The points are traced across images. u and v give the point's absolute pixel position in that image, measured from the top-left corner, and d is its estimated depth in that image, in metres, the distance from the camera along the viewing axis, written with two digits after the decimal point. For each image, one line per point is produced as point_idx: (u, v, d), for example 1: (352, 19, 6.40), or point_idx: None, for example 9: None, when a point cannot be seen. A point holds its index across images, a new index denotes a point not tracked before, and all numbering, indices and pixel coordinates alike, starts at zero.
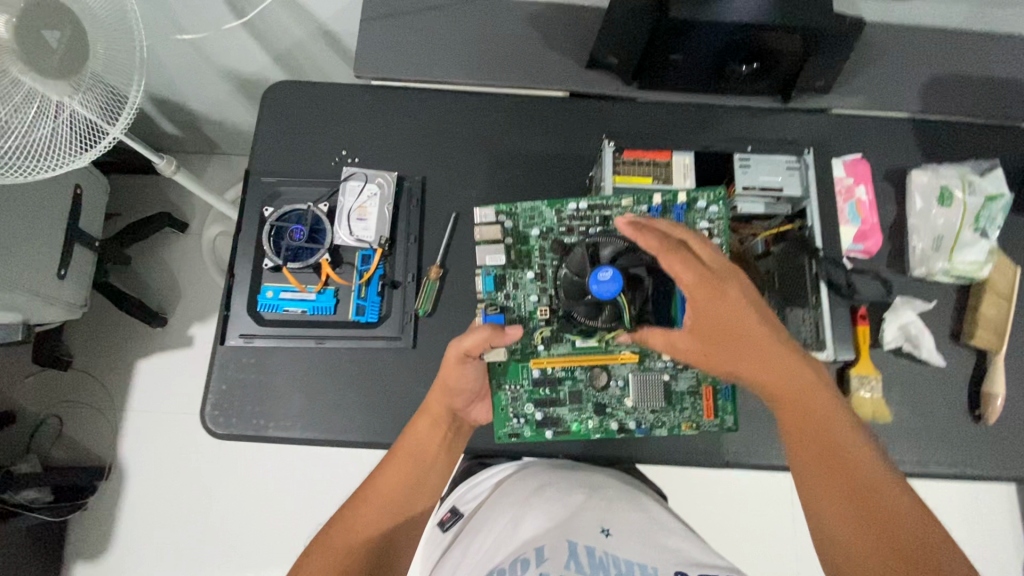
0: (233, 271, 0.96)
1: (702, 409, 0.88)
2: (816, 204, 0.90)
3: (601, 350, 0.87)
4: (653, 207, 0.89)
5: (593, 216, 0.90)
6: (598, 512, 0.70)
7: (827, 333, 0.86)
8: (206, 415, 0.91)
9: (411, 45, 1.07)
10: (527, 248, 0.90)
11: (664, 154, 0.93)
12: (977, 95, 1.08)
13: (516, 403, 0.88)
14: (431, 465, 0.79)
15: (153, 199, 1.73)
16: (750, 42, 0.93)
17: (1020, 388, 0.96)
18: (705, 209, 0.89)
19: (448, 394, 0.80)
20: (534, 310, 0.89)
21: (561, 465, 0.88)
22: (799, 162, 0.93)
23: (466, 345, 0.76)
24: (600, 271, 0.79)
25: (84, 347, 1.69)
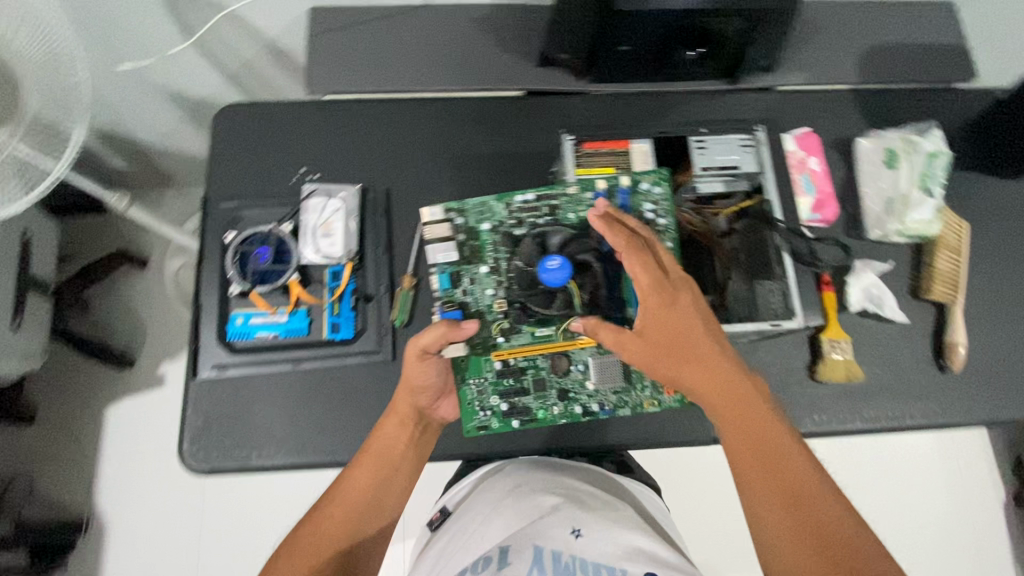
0: (199, 301, 0.93)
1: (663, 387, 0.90)
2: (773, 176, 0.98)
3: (560, 337, 0.88)
4: (598, 193, 0.92)
5: (541, 207, 0.90)
6: (573, 511, 0.73)
7: (795, 301, 0.91)
8: (185, 453, 0.88)
9: (361, 56, 1.07)
10: (479, 244, 0.90)
11: (623, 143, 0.99)
12: (911, 63, 1.12)
13: (481, 395, 0.88)
14: (398, 466, 0.79)
15: (108, 238, 1.67)
16: (693, 27, 0.95)
17: (979, 334, 1.01)
18: (649, 189, 0.92)
19: (413, 392, 0.79)
20: (491, 303, 0.88)
21: (541, 461, 0.90)
22: (753, 140, 1.00)
23: (425, 340, 0.76)
24: (547, 261, 0.82)
25: (50, 397, 1.62)
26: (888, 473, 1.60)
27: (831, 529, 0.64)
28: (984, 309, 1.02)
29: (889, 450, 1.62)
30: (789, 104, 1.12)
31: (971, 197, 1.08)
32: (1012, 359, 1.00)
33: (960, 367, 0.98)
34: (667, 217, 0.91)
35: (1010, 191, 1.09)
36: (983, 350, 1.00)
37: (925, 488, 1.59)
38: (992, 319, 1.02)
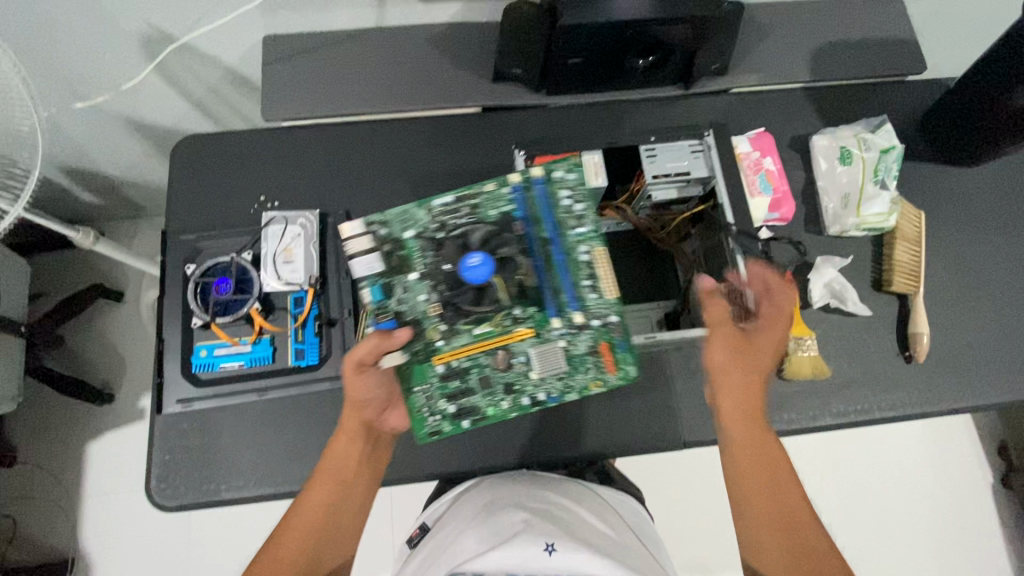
0: (162, 336, 0.93)
1: (605, 364, 0.82)
2: (724, 180, 0.94)
3: (498, 331, 0.82)
4: (513, 185, 0.88)
5: (461, 206, 0.86)
6: (544, 529, 0.74)
7: (754, 303, 0.88)
8: (152, 489, 0.88)
9: (316, 82, 1.07)
10: (405, 253, 0.85)
11: (573, 155, 0.97)
12: (862, 58, 1.14)
13: (429, 401, 0.82)
14: (352, 480, 0.81)
15: (80, 273, 1.66)
16: (640, 36, 0.96)
17: (941, 322, 1.02)
18: (564, 177, 0.88)
19: (358, 407, 0.81)
20: (425, 310, 0.83)
21: (510, 475, 0.93)
22: (701, 145, 0.97)
23: (358, 354, 0.77)
24: (468, 258, 0.78)
25: (29, 436, 1.60)
26: (876, 463, 1.60)
27: (809, 548, 0.70)
28: (945, 297, 1.03)
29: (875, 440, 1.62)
30: (743, 105, 1.13)
31: (926, 187, 1.09)
32: (976, 345, 1.01)
33: (924, 357, 0.99)
34: (586, 202, 0.87)
35: (965, 179, 1.10)
36: (947, 338, 1.01)
37: (912, 475, 1.60)
38: (952, 306, 1.03)
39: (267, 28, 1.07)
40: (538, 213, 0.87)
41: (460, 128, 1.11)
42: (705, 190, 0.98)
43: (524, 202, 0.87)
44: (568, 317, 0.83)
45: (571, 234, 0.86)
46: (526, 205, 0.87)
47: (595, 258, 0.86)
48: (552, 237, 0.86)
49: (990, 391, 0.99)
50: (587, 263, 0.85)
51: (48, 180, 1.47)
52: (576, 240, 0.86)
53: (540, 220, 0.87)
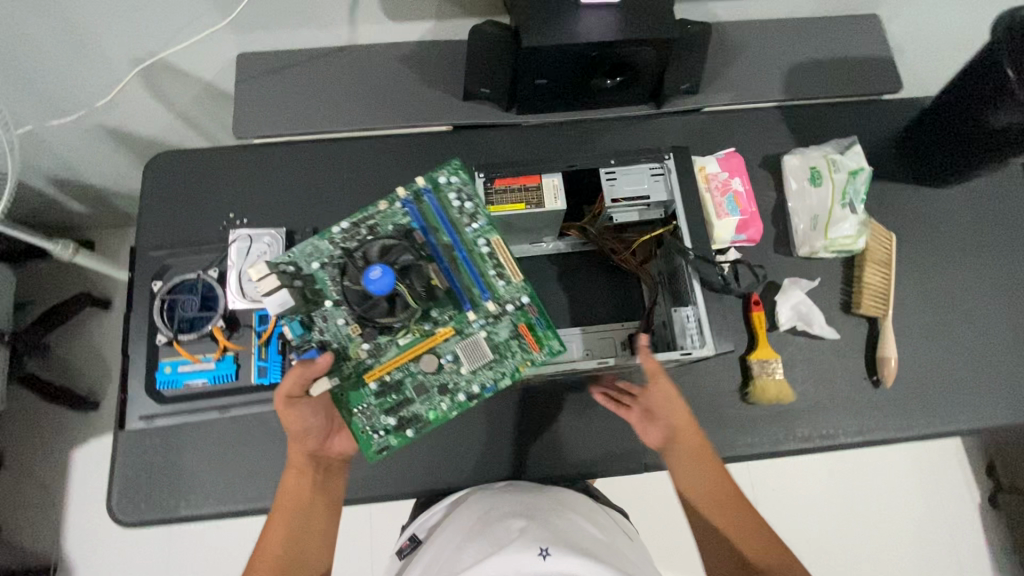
0: (128, 352, 0.94)
1: (528, 344, 0.82)
2: (683, 205, 0.92)
3: (419, 337, 0.81)
4: (405, 202, 0.85)
5: (359, 228, 0.84)
6: (537, 535, 0.72)
7: (708, 332, 0.86)
8: (112, 504, 0.89)
9: (288, 100, 1.08)
10: (315, 282, 0.82)
11: (534, 177, 0.94)
12: (838, 76, 1.12)
13: (370, 419, 0.81)
14: (309, 509, 0.82)
15: (67, 281, 1.67)
16: (605, 58, 0.95)
17: (909, 346, 1.01)
18: (449, 182, 0.87)
19: (297, 442, 0.83)
20: (347, 333, 0.81)
21: (501, 489, 0.91)
22: (663, 168, 0.95)
23: (284, 389, 0.77)
24: (369, 272, 0.73)
25: (13, 443, 1.61)
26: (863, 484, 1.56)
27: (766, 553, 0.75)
28: (915, 321, 1.02)
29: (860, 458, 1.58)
30: (715, 124, 1.12)
31: (899, 208, 1.08)
32: (945, 370, 1.00)
33: (891, 381, 0.98)
34: (475, 197, 0.86)
35: (939, 201, 1.09)
36: (915, 362, 1.00)
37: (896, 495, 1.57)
38: (922, 329, 1.02)
39: (240, 46, 1.07)
40: (435, 222, 0.85)
41: (431, 147, 1.12)
42: (665, 213, 0.97)
43: (418, 211, 0.85)
44: (483, 310, 0.81)
45: (469, 231, 0.85)
46: (420, 214, 0.84)
47: (495, 249, 0.84)
48: (453, 241, 0.84)
49: (959, 416, 0.98)
50: (490, 255, 0.84)
51: (34, 191, 1.48)
52: (475, 235, 0.85)
53: (439, 228, 0.85)
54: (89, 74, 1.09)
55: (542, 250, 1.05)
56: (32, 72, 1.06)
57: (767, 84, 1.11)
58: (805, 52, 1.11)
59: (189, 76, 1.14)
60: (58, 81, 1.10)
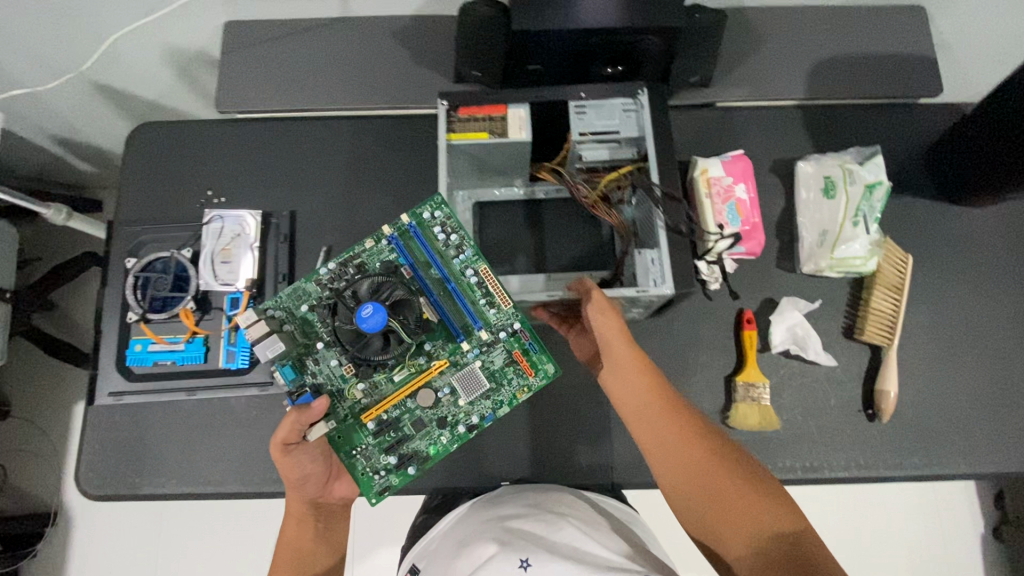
0: (101, 327, 0.94)
1: (523, 369, 0.80)
2: (652, 139, 0.84)
3: (415, 371, 0.79)
4: (390, 238, 0.81)
5: (346, 268, 0.81)
6: (516, 544, 0.68)
7: (668, 269, 0.79)
8: (80, 476, 0.90)
9: (273, 72, 1.03)
10: (305, 326, 0.80)
11: (500, 108, 0.87)
12: (871, 75, 1.01)
13: (370, 459, 0.79)
14: (309, 561, 0.78)
15: (70, 242, 1.69)
16: (605, 46, 0.88)
17: (913, 379, 0.94)
18: (433, 217, 0.82)
19: (295, 488, 0.78)
20: (342, 373, 0.79)
21: (489, 499, 0.86)
22: (636, 104, 0.87)
23: (281, 437, 0.73)
24: (361, 310, 0.72)
25: (20, 395, 1.67)
26: (890, 518, 1.41)
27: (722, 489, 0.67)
28: (923, 353, 0.95)
29: (889, 491, 1.42)
30: (726, 122, 1.03)
31: (921, 227, 0.99)
32: (951, 408, 0.93)
33: (890, 416, 0.91)
34: (462, 228, 0.82)
35: (966, 223, 1.00)
36: (917, 397, 0.93)
37: (932, 537, 1.40)
38: (929, 361, 0.94)
39: (227, 14, 1.01)
40: (422, 258, 0.82)
41: (419, 130, 1.06)
42: (637, 152, 0.89)
43: (404, 247, 0.81)
44: (476, 339, 0.80)
45: (457, 263, 0.82)
46: (408, 250, 0.81)
47: (484, 278, 0.81)
48: (442, 275, 0.81)
49: (959, 460, 0.91)
50: (479, 285, 0.81)
51: (40, 150, 1.49)
52: (462, 267, 0.82)
53: (428, 264, 0.82)
54: (77, 38, 1.06)
55: (512, 196, 0.99)
56: (21, 34, 1.04)
57: (788, 80, 1.00)
58: (836, 45, 1.00)
59: (179, 43, 1.09)
60: (49, 45, 1.07)
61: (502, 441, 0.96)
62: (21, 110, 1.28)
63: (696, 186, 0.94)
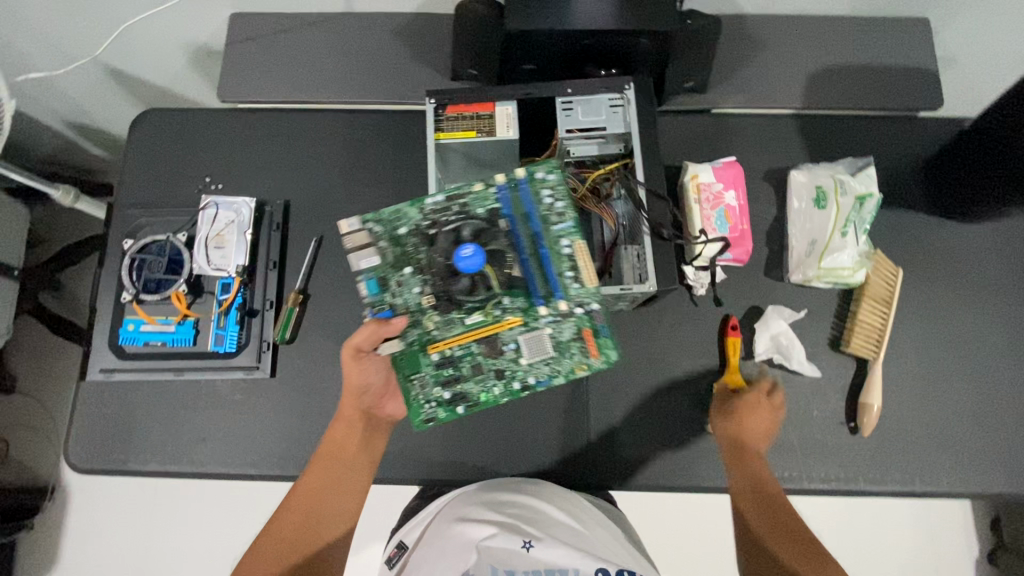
0: (96, 305, 0.97)
1: (588, 349, 0.80)
2: (638, 138, 0.84)
3: (489, 320, 0.79)
4: (499, 185, 0.78)
5: (451, 205, 0.78)
6: (515, 525, 0.72)
7: (650, 266, 0.80)
8: (69, 449, 0.93)
9: (275, 64, 1.05)
10: (399, 249, 0.77)
11: (488, 106, 0.88)
12: (869, 86, 1.00)
13: (424, 388, 0.81)
14: (352, 467, 0.81)
15: (80, 224, 1.72)
16: (598, 48, 0.88)
17: (898, 394, 0.92)
18: (547, 176, 0.78)
19: (357, 396, 0.81)
20: (420, 303, 0.78)
21: (489, 482, 0.86)
22: (622, 100, 0.86)
23: (356, 342, 0.75)
24: (460, 249, 0.72)
25: (26, 371, 1.71)
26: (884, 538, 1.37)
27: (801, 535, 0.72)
28: (910, 368, 0.93)
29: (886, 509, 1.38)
30: (721, 128, 1.03)
31: (915, 241, 0.98)
32: (935, 425, 0.91)
33: (872, 430, 0.90)
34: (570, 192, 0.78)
35: (961, 239, 0.98)
36: (902, 412, 0.92)
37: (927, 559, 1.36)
38: (916, 377, 0.93)
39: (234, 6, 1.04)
40: (523, 211, 0.78)
41: (415, 125, 1.06)
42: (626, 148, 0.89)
43: (510, 195, 0.78)
44: (555, 307, 0.78)
45: (557, 227, 0.78)
46: (513, 196, 0.77)
47: (578, 253, 0.78)
48: (536, 232, 0.78)
49: (943, 478, 0.89)
50: (570, 256, 0.78)
51: (55, 134, 1.53)
52: (559, 234, 0.79)
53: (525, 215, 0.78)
54: (90, 24, 1.09)
55: None
56: (37, 19, 1.07)
57: (785, 88, 1.00)
58: (834, 55, 1.00)
59: (188, 33, 1.12)
60: (64, 30, 1.10)
61: None
62: (37, 93, 1.32)
63: (686, 192, 0.94)
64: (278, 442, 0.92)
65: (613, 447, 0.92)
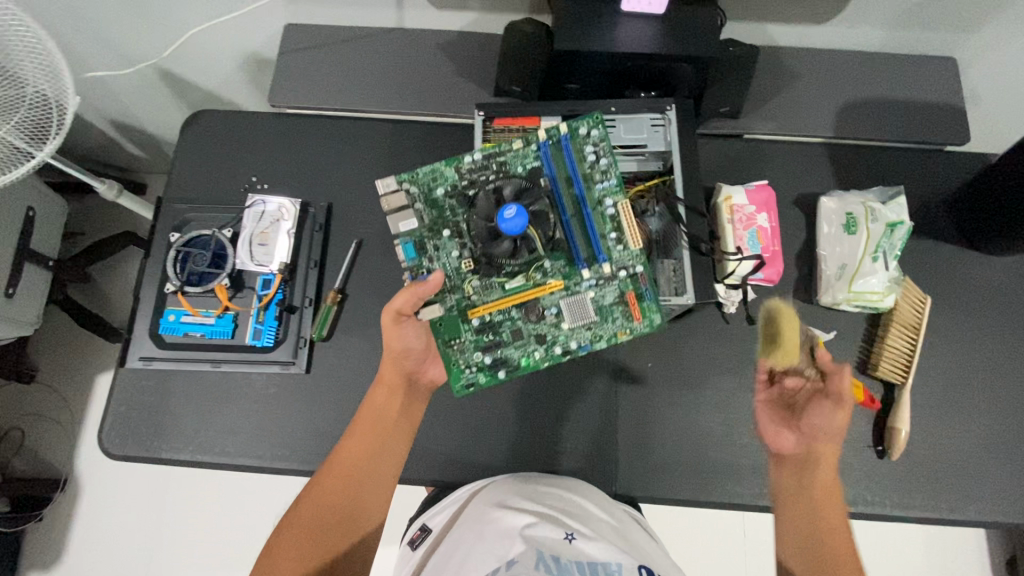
0: (139, 295, 0.99)
1: (631, 313, 0.83)
2: (679, 156, 0.88)
3: (529, 285, 0.83)
4: (540, 144, 0.84)
5: (490, 165, 0.84)
6: (554, 516, 0.77)
7: (688, 279, 0.84)
8: (104, 434, 0.94)
9: (325, 73, 1.09)
10: (438, 210, 0.84)
11: (533, 120, 0.93)
12: (900, 119, 1.03)
13: (465, 354, 0.85)
14: (392, 430, 0.83)
15: (112, 220, 1.76)
16: (641, 71, 0.92)
17: (926, 421, 0.93)
18: (588, 134, 0.84)
19: (397, 360, 0.83)
20: (459, 265, 0.84)
21: (523, 476, 0.89)
22: (663, 119, 0.90)
23: (396, 305, 0.79)
24: (503, 211, 0.75)
25: (48, 361, 1.72)
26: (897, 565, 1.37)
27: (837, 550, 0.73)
28: (939, 396, 0.94)
29: (897, 536, 1.39)
30: (754, 153, 1.06)
31: (942, 271, 1.00)
32: (962, 452, 0.92)
33: (900, 454, 0.91)
34: (608, 156, 0.83)
35: (989, 270, 1.00)
36: (930, 439, 0.93)
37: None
38: (944, 404, 0.94)
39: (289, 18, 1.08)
40: (564, 173, 0.84)
41: (456, 137, 1.10)
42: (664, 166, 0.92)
43: (550, 159, 0.84)
44: (597, 270, 0.82)
45: (596, 190, 0.84)
46: (552, 161, 0.83)
47: (621, 212, 0.83)
48: (579, 196, 0.83)
49: (970, 507, 0.90)
50: (613, 217, 0.83)
51: (98, 132, 1.58)
52: (601, 194, 0.84)
53: (564, 178, 0.84)
54: (151, 29, 1.14)
55: None
56: (100, 20, 1.11)
57: (817, 117, 1.03)
58: (866, 88, 1.03)
59: (241, 40, 1.17)
60: (124, 32, 1.15)
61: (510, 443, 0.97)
62: (88, 91, 1.37)
63: (719, 212, 0.96)
64: (310, 438, 0.94)
65: (640, 458, 0.93)
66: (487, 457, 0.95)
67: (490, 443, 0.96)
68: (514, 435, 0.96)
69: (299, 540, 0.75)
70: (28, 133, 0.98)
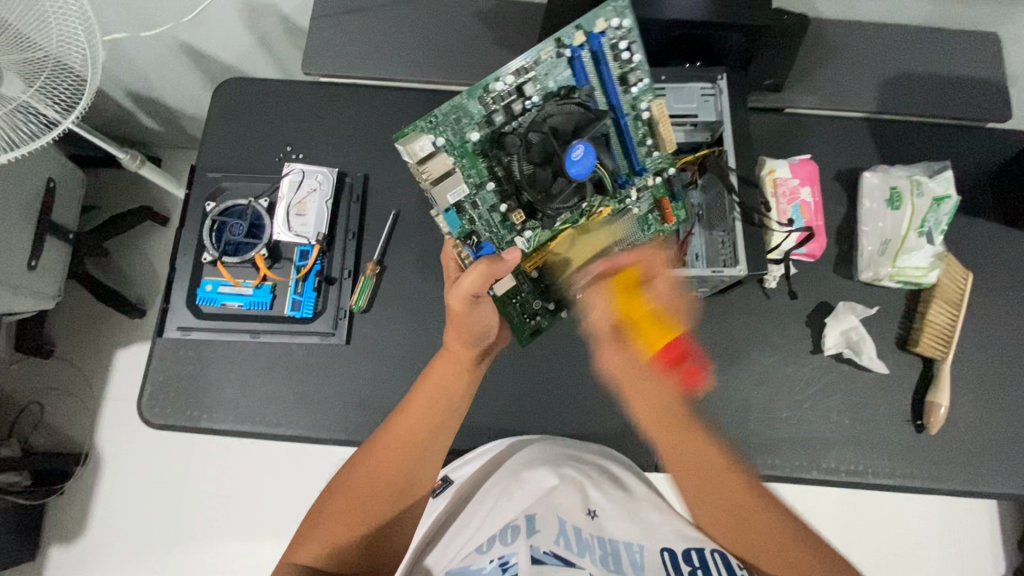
0: (175, 264, 0.99)
1: (665, 217, 0.86)
2: (731, 127, 0.88)
3: (578, 221, 0.82)
4: (573, 49, 0.76)
5: (517, 88, 0.77)
6: (579, 493, 0.75)
7: (740, 251, 0.84)
8: (143, 405, 0.95)
9: (355, 38, 1.03)
10: (472, 156, 0.79)
11: None
12: (948, 96, 1.01)
13: (525, 307, 0.92)
14: (451, 403, 0.80)
15: (129, 194, 1.72)
16: (690, 41, 0.89)
17: (962, 396, 0.95)
18: (619, 27, 0.76)
19: (470, 335, 0.83)
20: (505, 216, 0.81)
21: (560, 443, 0.89)
22: (714, 89, 0.89)
23: (469, 289, 0.78)
24: (569, 151, 0.70)
25: (63, 335, 1.67)
26: (924, 541, 1.36)
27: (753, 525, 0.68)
28: (975, 372, 0.95)
29: (931, 509, 1.37)
30: (794, 129, 1.05)
31: (982, 249, 1.00)
32: (998, 430, 0.94)
33: (938, 428, 0.92)
34: (641, 49, 0.77)
35: None
36: (966, 414, 0.94)
37: (970, 566, 1.35)
38: (980, 379, 0.95)
39: None
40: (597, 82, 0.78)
41: None
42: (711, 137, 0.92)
43: (582, 70, 0.77)
44: (640, 183, 0.84)
45: (632, 93, 0.80)
46: (586, 72, 0.77)
47: (656, 113, 0.80)
48: (615, 105, 0.79)
49: (1005, 479, 0.92)
50: (649, 120, 0.81)
51: (111, 104, 1.51)
52: (635, 99, 0.80)
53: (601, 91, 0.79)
54: None
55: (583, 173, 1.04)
56: None
57: (862, 91, 1.01)
58: (914, 63, 1.00)
59: (268, 6, 1.11)
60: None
61: (550, 414, 0.98)
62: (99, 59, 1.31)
63: (762, 186, 0.94)
64: (351, 409, 0.94)
65: None
66: (527, 426, 0.97)
67: (533, 415, 0.98)
68: (554, 407, 0.98)
69: (345, 512, 0.71)
70: (53, 100, 0.89)
